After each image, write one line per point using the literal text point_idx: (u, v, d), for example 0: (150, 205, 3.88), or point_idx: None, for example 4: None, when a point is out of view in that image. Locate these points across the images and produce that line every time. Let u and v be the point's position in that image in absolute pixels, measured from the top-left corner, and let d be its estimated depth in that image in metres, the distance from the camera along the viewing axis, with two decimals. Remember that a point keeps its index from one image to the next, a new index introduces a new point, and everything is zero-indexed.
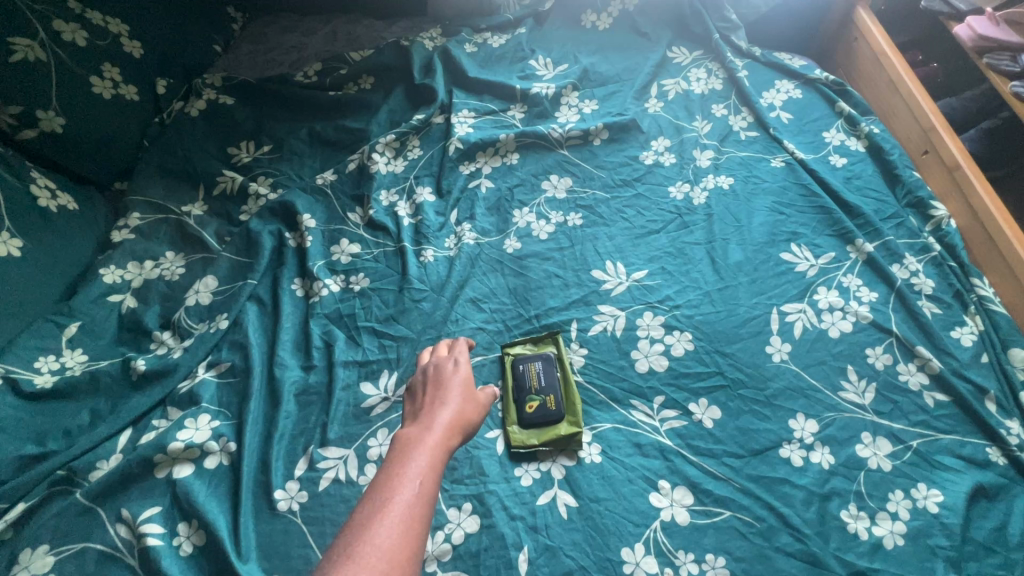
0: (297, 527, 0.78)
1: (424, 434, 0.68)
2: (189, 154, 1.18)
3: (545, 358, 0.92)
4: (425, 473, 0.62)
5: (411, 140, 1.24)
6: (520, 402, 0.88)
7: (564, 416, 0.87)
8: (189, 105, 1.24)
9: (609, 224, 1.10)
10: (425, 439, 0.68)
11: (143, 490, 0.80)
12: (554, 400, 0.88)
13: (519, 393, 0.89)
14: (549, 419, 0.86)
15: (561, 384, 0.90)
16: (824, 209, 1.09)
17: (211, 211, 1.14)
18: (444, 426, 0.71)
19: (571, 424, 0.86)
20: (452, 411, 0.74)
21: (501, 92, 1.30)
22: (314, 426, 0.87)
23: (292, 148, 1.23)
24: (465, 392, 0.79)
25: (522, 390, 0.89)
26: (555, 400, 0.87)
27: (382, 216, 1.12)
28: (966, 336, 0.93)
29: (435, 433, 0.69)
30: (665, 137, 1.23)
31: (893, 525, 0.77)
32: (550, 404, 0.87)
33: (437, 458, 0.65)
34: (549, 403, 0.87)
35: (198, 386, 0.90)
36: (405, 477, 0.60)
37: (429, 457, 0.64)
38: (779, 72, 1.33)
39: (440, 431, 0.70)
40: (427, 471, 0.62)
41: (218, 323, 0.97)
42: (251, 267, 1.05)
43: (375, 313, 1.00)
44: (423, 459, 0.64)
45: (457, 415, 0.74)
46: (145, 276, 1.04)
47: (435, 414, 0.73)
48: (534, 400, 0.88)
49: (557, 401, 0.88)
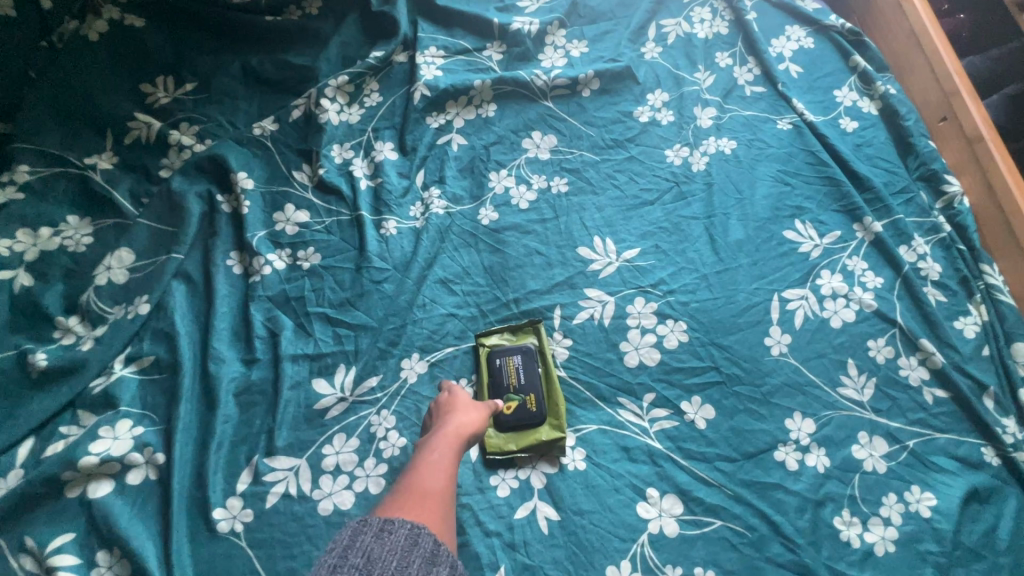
0: (241, 551, 0.68)
1: (453, 409, 0.71)
2: (91, 91, 0.96)
3: (526, 351, 0.82)
4: (454, 439, 0.67)
5: (368, 82, 1.04)
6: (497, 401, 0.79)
7: (547, 419, 0.78)
8: (86, 26, 0.99)
9: (598, 192, 0.97)
10: (453, 412, 0.71)
11: (52, 513, 0.68)
12: (534, 400, 0.79)
13: (495, 390, 0.80)
14: (529, 422, 0.77)
15: (542, 381, 0.81)
16: (832, 180, 0.99)
17: (124, 164, 0.94)
18: (460, 412, 0.71)
19: (555, 428, 0.78)
20: (466, 404, 0.73)
21: (475, 26, 1.10)
22: (259, 432, 0.75)
23: (221, 88, 1.01)
24: (471, 405, 0.73)
25: (499, 387, 0.80)
26: (536, 401, 0.79)
27: (335, 177, 0.95)
28: (969, 327, 0.88)
29: (457, 415, 0.71)
30: (663, 90, 1.08)
31: (885, 531, 0.74)
32: (530, 404, 0.78)
33: (467, 431, 0.69)
34: (529, 404, 0.78)
35: (115, 386, 0.76)
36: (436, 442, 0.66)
37: (445, 436, 0.67)
38: (791, 15, 1.17)
39: (466, 408, 0.72)
40: (454, 438, 0.67)
41: (137, 307, 0.82)
42: (175, 237, 0.87)
43: (329, 296, 0.86)
44: (441, 438, 0.67)
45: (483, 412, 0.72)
46: (42, 247, 0.85)
47: (452, 400, 0.74)
48: (512, 400, 0.79)
49: (538, 401, 0.79)
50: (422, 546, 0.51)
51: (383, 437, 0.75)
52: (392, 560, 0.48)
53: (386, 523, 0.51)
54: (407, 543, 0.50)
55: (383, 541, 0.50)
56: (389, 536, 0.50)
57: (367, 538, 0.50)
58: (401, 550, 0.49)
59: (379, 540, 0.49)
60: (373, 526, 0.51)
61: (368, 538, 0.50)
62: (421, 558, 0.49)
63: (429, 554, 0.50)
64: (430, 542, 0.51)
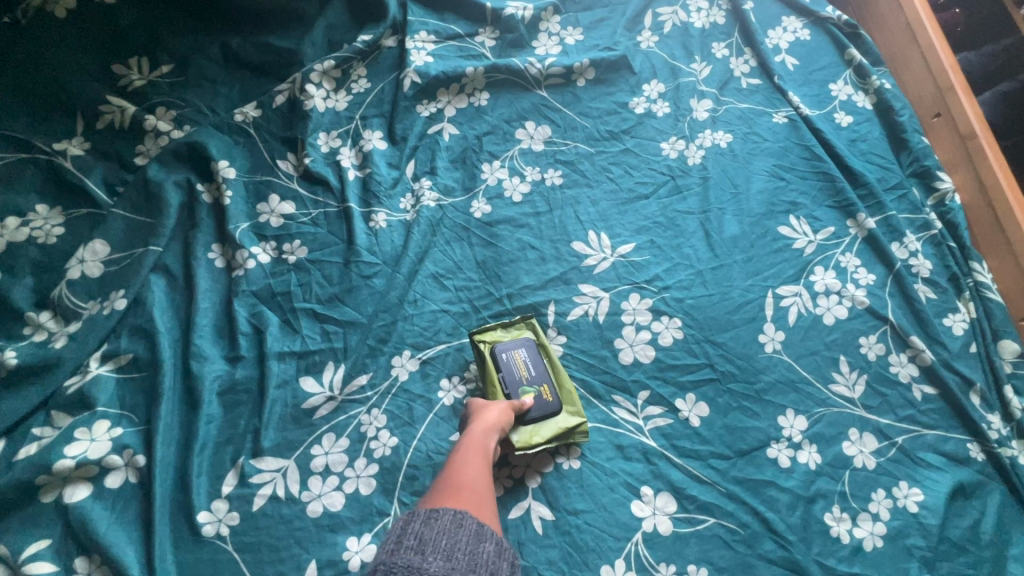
0: (227, 556, 0.66)
1: (477, 408, 0.72)
2: (58, 74, 0.89)
3: (527, 343, 0.80)
4: (482, 435, 0.68)
5: (355, 68, 1.00)
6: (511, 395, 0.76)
7: (563, 407, 0.77)
8: (51, 1, 0.90)
9: (593, 185, 0.96)
10: (476, 416, 0.71)
11: (26, 519, 0.65)
12: (549, 390, 0.78)
13: (508, 385, 0.77)
14: (549, 413, 0.76)
15: (548, 370, 0.80)
16: (826, 175, 0.98)
17: (96, 150, 0.89)
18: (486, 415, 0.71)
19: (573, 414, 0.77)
20: (488, 408, 0.72)
21: (468, 11, 1.07)
22: (244, 433, 0.73)
23: (199, 71, 0.96)
24: (494, 407, 0.72)
25: (509, 382, 0.77)
26: (550, 391, 0.77)
27: (322, 167, 0.92)
28: (958, 324, 0.88)
29: (479, 421, 0.70)
30: (659, 81, 1.06)
31: (873, 526, 0.75)
32: (546, 395, 0.77)
33: (494, 426, 0.69)
34: (543, 394, 0.77)
35: (91, 385, 0.73)
36: (465, 442, 0.67)
37: (473, 443, 0.67)
38: (788, 5, 1.16)
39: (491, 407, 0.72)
40: (484, 435, 0.68)
41: (114, 303, 0.78)
42: (153, 228, 0.84)
43: (316, 291, 0.83)
44: (469, 445, 0.67)
45: (508, 407, 0.72)
46: (9, 238, 0.81)
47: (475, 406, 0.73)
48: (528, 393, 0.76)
49: (552, 391, 0.78)
50: (468, 526, 0.53)
51: (374, 437, 0.74)
52: (442, 539, 0.50)
53: (432, 512, 0.53)
54: (454, 525, 0.52)
55: (432, 525, 0.51)
56: (436, 521, 0.52)
57: (417, 524, 0.51)
58: (450, 529, 0.51)
59: (428, 525, 0.51)
60: (420, 515, 0.53)
61: (417, 524, 0.51)
62: (469, 534, 0.52)
63: (475, 532, 0.52)
64: (474, 523, 0.53)
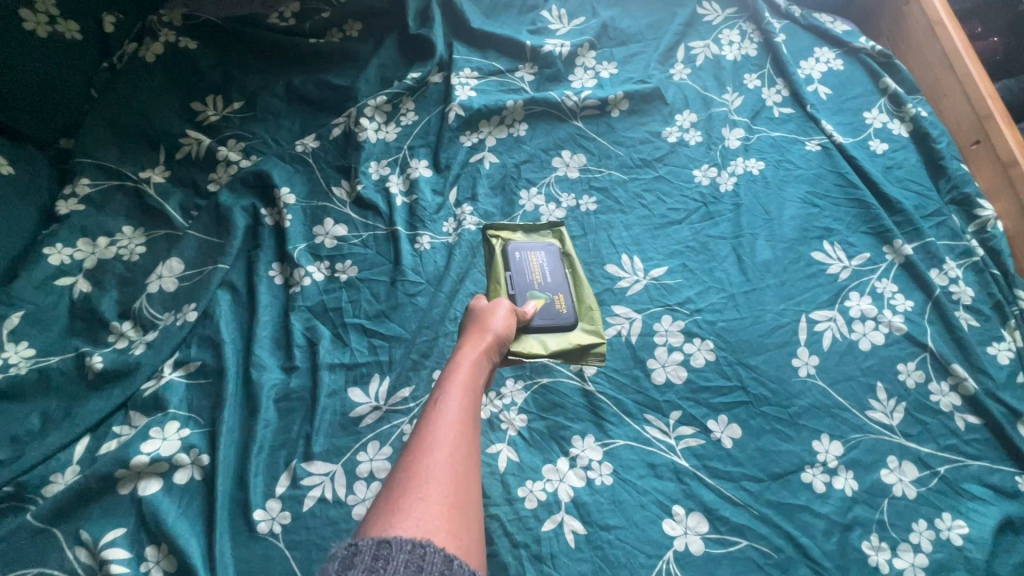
0: (278, 552, 0.71)
1: (480, 328, 0.76)
2: (145, 109, 1.01)
3: (549, 251, 0.93)
4: (468, 379, 0.67)
5: (404, 102, 1.09)
6: (522, 295, 0.89)
7: (577, 322, 0.87)
8: (143, 49, 1.05)
9: (626, 211, 0.99)
10: (467, 342, 0.74)
11: (105, 508, 0.71)
12: (561, 300, 0.89)
13: (518, 284, 0.89)
14: (561, 321, 0.87)
15: (568, 282, 0.91)
16: (861, 202, 0.99)
17: (174, 178, 1.00)
18: (482, 351, 0.73)
19: (589, 330, 0.87)
20: (490, 335, 0.75)
21: (508, 48, 1.14)
22: (297, 438, 0.79)
23: (266, 106, 1.06)
24: (500, 324, 0.78)
25: (523, 281, 0.89)
26: (563, 300, 0.88)
27: (372, 193, 0.99)
28: (1003, 354, 0.86)
29: (468, 351, 0.72)
30: (691, 111, 1.10)
31: (915, 558, 0.73)
32: (559, 304, 0.88)
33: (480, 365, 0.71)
34: (556, 303, 0.88)
35: (164, 389, 0.80)
36: (449, 388, 0.64)
37: (458, 400, 0.62)
38: (819, 37, 1.19)
39: (491, 317, 0.78)
40: (472, 377, 0.68)
41: (186, 314, 0.86)
42: (222, 249, 0.92)
43: (365, 307, 0.89)
44: (456, 399, 0.62)
45: (511, 311, 0.81)
46: (100, 255, 0.91)
47: (475, 339, 0.74)
48: (540, 296, 0.88)
49: (566, 303, 0.88)
50: (430, 565, 0.43)
51: None
52: None
53: (382, 549, 0.43)
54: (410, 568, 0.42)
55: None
56: (387, 565, 0.42)
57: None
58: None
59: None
60: (366, 554, 0.43)
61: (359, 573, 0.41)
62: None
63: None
64: (440, 561, 0.44)
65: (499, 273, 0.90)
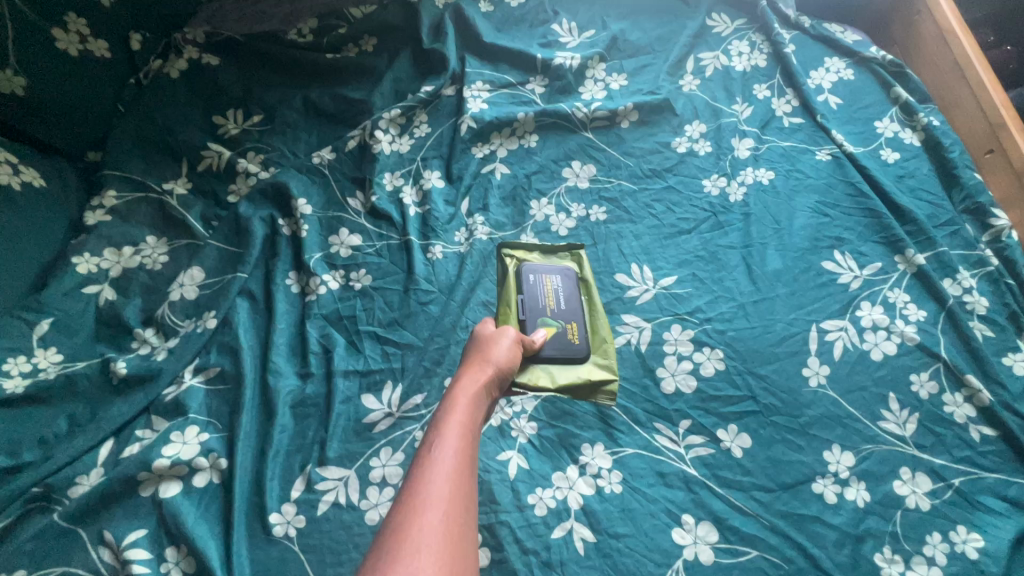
0: (293, 555, 0.72)
1: (481, 359, 0.76)
2: (169, 123, 1.05)
3: (565, 276, 0.93)
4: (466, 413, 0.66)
5: (418, 115, 1.11)
6: (534, 322, 0.89)
7: (589, 354, 0.88)
8: (168, 65, 1.09)
9: (636, 220, 1.00)
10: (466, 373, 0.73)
11: (127, 510, 0.74)
12: (574, 331, 0.89)
13: (530, 307, 0.90)
14: (573, 352, 0.87)
15: (583, 311, 0.91)
16: (872, 212, 0.99)
17: (196, 189, 1.03)
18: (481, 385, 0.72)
19: (600, 364, 0.87)
20: (489, 368, 0.75)
21: (519, 62, 1.16)
22: (312, 443, 0.81)
23: (284, 119, 1.09)
24: (501, 353, 0.78)
25: (535, 306, 0.90)
26: (576, 332, 0.89)
27: (386, 204, 1.02)
28: (1019, 365, 0.85)
29: (465, 384, 0.71)
30: (701, 122, 1.11)
31: (929, 570, 0.72)
32: (572, 335, 0.89)
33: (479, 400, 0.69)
34: (568, 334, 0.89)
35: (185, 394, 0.82)
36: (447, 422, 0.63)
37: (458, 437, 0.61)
38: (829, 47, 1.19)
39: (493, 347, 0.78)
40: (471, 410, 0.67)
41: (206, 321, 0.89)
42: (241, 258, 0.95)
43: (378, 315, 0.91)
44: (455, 435, 0.61)
45: (518, 341, 0.81)
46: (125, 264, 0.94)
47: (474, 371, 0.73)
48: (552, 325, 0.89)
49: (579, 334, 0.89)
50: None
51: None
52: None
53: None
54: None
55: None
56: None
57: None
58: None
59: None
60: None
61: None
62: None
63: None
64: None
65: (512, 296, 0.91)
